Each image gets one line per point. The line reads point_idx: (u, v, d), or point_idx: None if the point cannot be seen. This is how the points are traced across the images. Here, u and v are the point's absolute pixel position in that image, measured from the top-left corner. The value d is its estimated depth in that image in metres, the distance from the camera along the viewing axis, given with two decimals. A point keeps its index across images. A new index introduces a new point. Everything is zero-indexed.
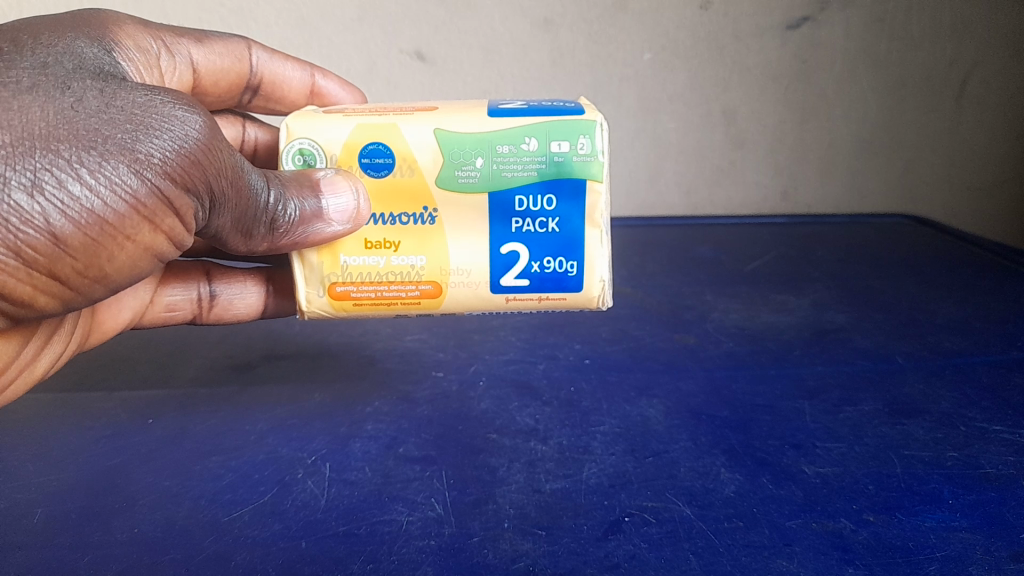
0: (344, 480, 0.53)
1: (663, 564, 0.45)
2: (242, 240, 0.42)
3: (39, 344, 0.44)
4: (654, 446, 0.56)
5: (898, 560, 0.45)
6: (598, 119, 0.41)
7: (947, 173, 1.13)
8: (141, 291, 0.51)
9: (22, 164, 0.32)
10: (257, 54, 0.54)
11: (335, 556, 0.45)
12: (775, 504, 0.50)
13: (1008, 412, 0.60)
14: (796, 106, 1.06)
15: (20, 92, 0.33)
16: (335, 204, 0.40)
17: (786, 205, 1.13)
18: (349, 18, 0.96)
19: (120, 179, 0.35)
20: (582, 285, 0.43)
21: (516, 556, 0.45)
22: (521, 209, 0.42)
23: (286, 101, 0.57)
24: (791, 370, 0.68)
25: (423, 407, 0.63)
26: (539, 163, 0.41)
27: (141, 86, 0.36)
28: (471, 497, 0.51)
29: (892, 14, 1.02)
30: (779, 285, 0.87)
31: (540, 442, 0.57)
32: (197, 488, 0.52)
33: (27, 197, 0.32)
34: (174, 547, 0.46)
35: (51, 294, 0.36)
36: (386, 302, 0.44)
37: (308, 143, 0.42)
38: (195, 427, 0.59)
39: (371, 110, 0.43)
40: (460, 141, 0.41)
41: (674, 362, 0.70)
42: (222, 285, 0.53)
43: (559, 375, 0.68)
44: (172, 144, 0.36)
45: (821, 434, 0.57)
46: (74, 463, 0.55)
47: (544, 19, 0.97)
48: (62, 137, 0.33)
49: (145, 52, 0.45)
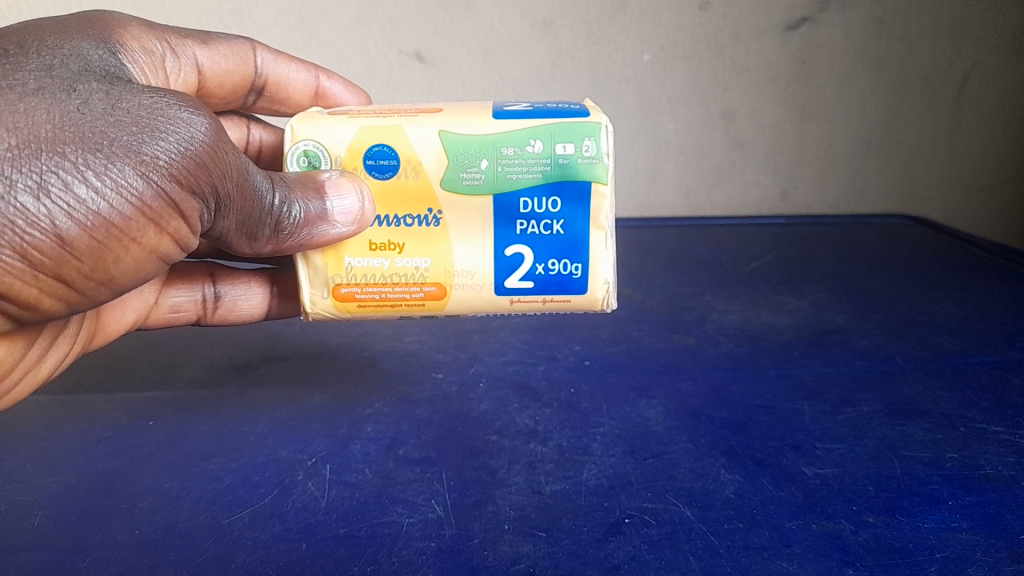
0: (344, 481, 0.53)
1: (664, 566, 0.45)
2: (247, 242, 0.42)
3: (44, 346, 0.44)
4: (654, 447, 0.56)
5: (898, 561, 0.45)
6: (603, 121, 0.41)
7: (946, 173, 1.13)
8: (145, 293, 0.51)
9: (28, 167, 0.32)
10: (261, 56, 0.54)
11: (335, 557, 0.46)
12: (774, 506, 0.50)
13: (1007, 413, 0.61)
14: (794, 106, 1.06)
15: (26, 95, 0.33)
16: (340, 206, 0.40)
17: (784, 205, 1.13)
18: (348, 18, 0.96)
19: (126, 181, 0.35)
20: (586, 287, 0.43)
21: (516, 558, 0.45)
22: (525, 210, 0.42)
23: (291, 102, 0.56)
24: (790, 370, 0.68)
25: (423, 408, 0.63)
26: (544, 165, 0.41)
27: (146, 88, 0.36)
28: (472, 499, 0.51)
29: (890, 15, 1.02)
30: (779, 285, 0.88)
31: (540, 443, 0.57)
32: (197, 490, 0.52)
33: (33, 200, 0.32)
34: (174, 549, 0.46)
35: (56, 297, 0.36)
36: (390, 304, 0.44)
37: (313, 145, 0.42)
38: (195, 428, 0.59)
39: (375, 112, 0.43)
40: (465, 143, 0.41)
41: (673, 362, 0.70)
42: (226, 286, 0.53)
43: (559, 375, 0.68)
44: (177, 146, 0.36)
45: (820, 436, 0.58)
46: (73, 465, 0.54)
47: (544, 20, 0.97)
48: (68, 139, 0.33)
49: (150, 54, 0.45)
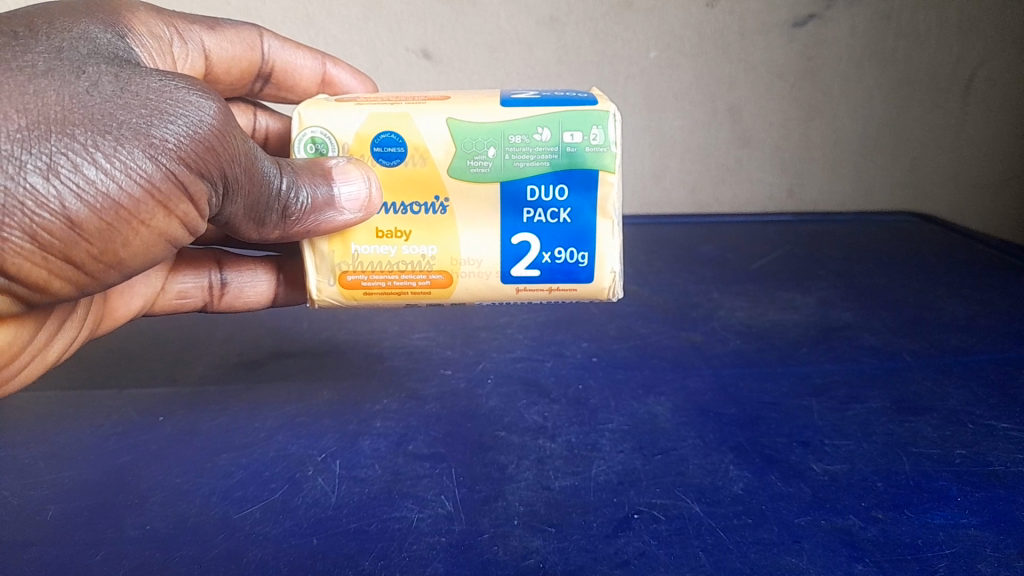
0: (354, 477, 0.53)
1: (673, 562, 0.45)
2: (254, 227, 0.42)
3: (52, 329, 0.44)
4: (663, 444, 0.56)
5: (907, 557, 0.45)
6: (611, 109, 0.41)
7: (953, 171, 1.13)
8: (151, 279, 0.52)
9: (38, 148, 0.32)
10: (268, 42, 0.54)
11: (345, 552, 0.45)
12: (783, 502, 0.50)
13: (1016, 410, 0.60)
14: (801, 104, 1.06)
15: (35, 77, 0.33)
16: (347, 192, 0.40)
17: (791, 204, 1.13)
18: (354, 16, 0.96)
19: (135, 163, 0.35)
20: (592, 277, 0.43)
21: (526, 553, 0.45)
22: (532, 199, 0.42)
23: (297, 90, 0.57)
24: (798, 368, 0.68)
25: (432, 405, 0.62)
26: (552, 153, 0.41)
27: (155, 71, 0.36)
28: (481, 495, 0.51)
29: (897, 12, 1.02)
30: (786, 283, 0.87)
31: (549, 439, 0.57)
32: (208, 485, 0.52)
33: (42, 180, 0.32)
34: (187, 544, 0.46)
35: (65, 280, 0.36)
36: (396, 291, 0.44)
37: (320, 131, 0.42)
38: (205, 425, 0.59)
39: (383, 99, 0.43)
40: (472, 131, 0.41)
41: (681, 360, 0.70)
42: (233, 273, 0.53)
43: (567, 372, 0.68)
44: (186, 130, 0.36)
45: (828, 432, 0.57)
46: (84, 461, 0.55)
47: (550, 17, 0.98)
48: (78, 121, 0.33)
49: (157, 38, 0.45)
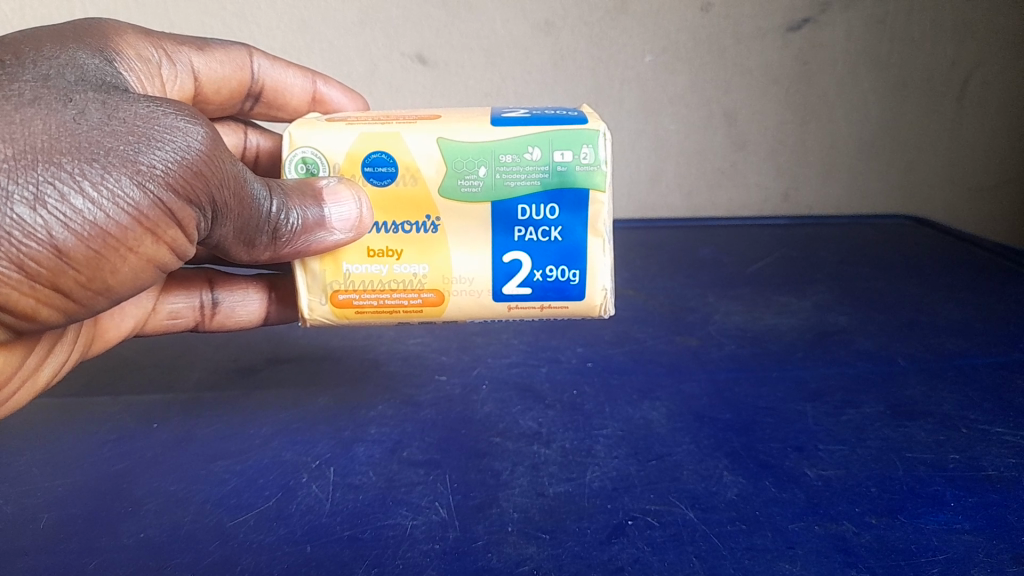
0: (349, 484, 0.53)
1: (667, 567, 0.45)
2: (244, 249, 0.42)
3: (42, 353, 0.45)
4: (657, 449, 0.57)
5: (901, 563, 0.45)
6: (601, 128, 0.41)
7: (949, 172, 1.13)
8: (143, 300, 0.52)
9: (24, 177, 0.32)
10: (258, 62, 0.54)
11: (340, 560, 0.46)
12: (777, 507, 0.50)
13: (1009, 414, 0.61)
14: (796, 107, 1.06)
15: (22, 105, 0.33)
16: (337, 213, 0.40)
17: (787, 205, 1.13)
18: (349, 21, 0.96)
19: (122, 191, 0.35)
20: (583, 294, 0.43)
21: (520, 559, 0.46)
22: (523, 218, 0.42)
23: (287, 109, 0.57)
24: (792, 372, 0.68)
25: (427, 411, 0.63)
26: (542, 172, 0.41)
27: (142, 97, 0.36)
28: (476, 501, 0.51)
29: (892, 17, 1.02)
30: (781, 286, 0.88)
31: (543, 445, 0.57)
32: (203, 492, 0.52)
33: (29, 210, 0.32)
34: (181, 552, 0.46)
35: (53, 307, 0.36)
36: (388, 310, 0.44)
37: (311, 152, 0.42)
38: (200, 431, 0.60)
39: (373, 118, 0.43)
40: (464, 151, 0.41)
41: (676, 364, 0.70)
42: (224, 293, 0.54)
43: (562, 377, 0.68)
44: (174, 156, 0.36)
45: (823, 437, 0.58)
46: (79, 468, 0.55)
47: (545, 22, 0.97)
48: (64, 150, 0.33)
49: (146, 61, 0.45)
